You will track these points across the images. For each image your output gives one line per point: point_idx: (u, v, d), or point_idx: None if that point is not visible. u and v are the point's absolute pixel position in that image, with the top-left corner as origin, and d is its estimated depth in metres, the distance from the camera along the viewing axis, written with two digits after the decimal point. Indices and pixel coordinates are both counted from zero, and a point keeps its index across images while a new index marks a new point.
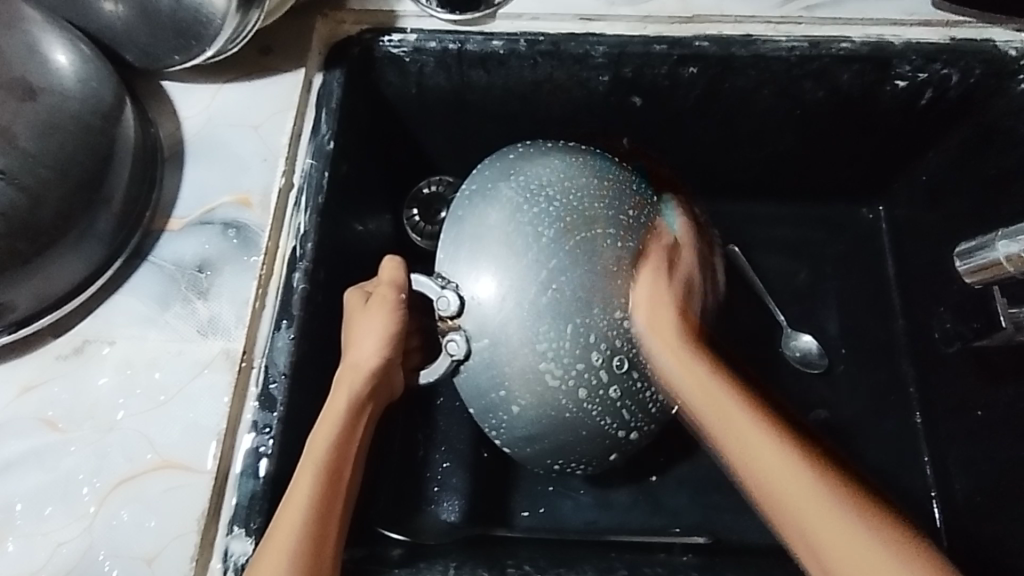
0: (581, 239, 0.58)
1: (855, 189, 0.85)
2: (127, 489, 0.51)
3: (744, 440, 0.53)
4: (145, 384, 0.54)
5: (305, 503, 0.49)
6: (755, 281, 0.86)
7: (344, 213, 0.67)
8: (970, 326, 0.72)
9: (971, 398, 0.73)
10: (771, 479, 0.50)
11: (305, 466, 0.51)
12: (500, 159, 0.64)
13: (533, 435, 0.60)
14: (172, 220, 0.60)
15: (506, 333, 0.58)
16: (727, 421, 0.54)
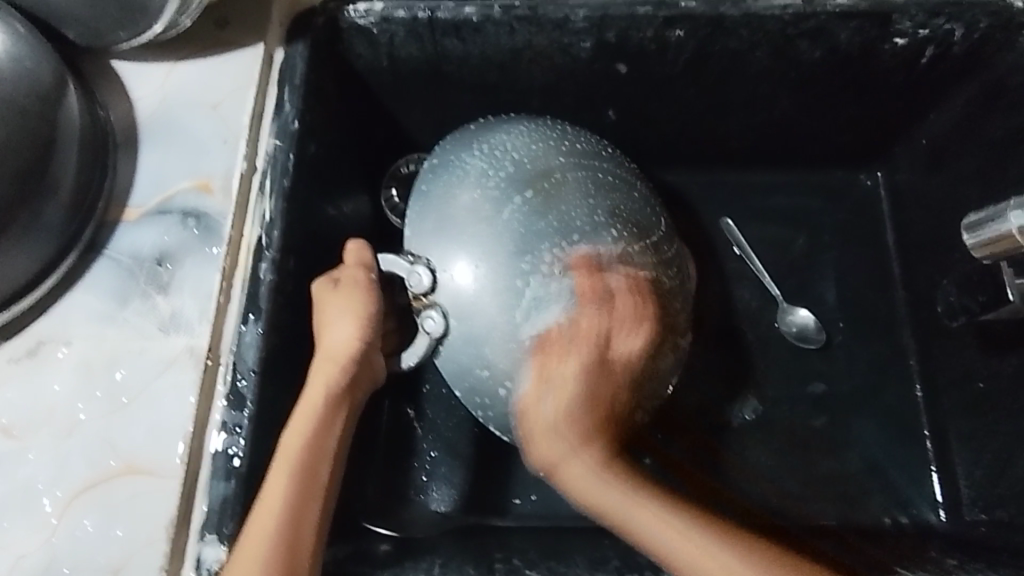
0: (554, 201, 0.56)
1: (854, 155, 0.82)
2: (90, 497, 0.48)
3: (681, 544, 0.48)
4: (106, 385, 0.51)
5: (275, 510, 0.46)
6: (750, 254, 0.83)
7: (315, 197, 0.64)
8: (978, 298, 0.69)
9: (975, 367, 0.70)
10: (638, 524, 0.50)
11: (275, 470, 0.48)
12: (466, 133, 0.63)
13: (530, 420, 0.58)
14: (128, 210, 0.56)
15: (484, 304, 0.56)
16: (675, 530, 0.49)
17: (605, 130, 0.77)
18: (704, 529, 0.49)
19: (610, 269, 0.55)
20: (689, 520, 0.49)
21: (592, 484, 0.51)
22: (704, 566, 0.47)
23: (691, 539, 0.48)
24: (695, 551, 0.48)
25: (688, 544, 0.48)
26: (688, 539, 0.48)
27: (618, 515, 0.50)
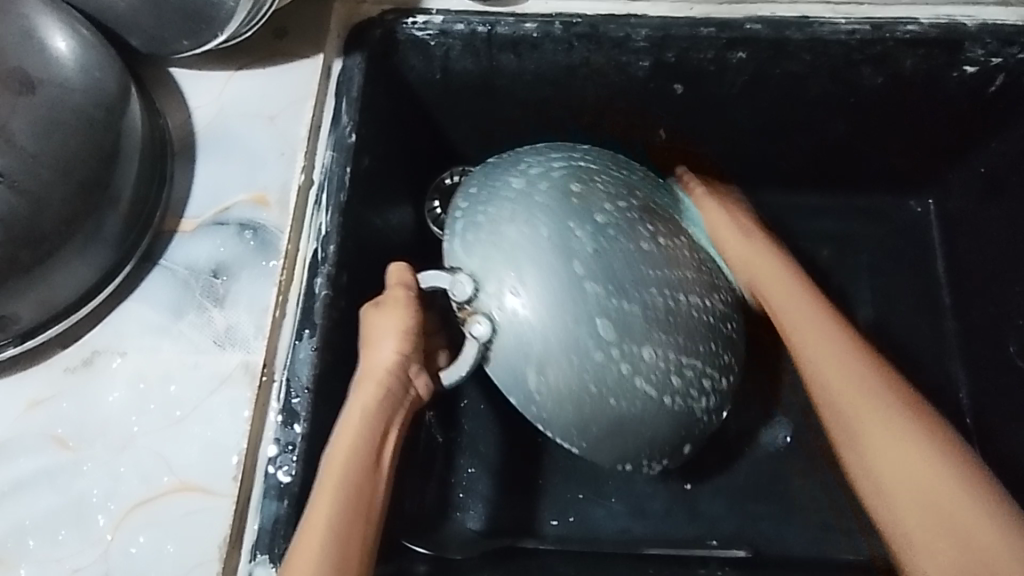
0: (586, 199, 0.56)
1: (906, 181, 0.80)
2: (143, 513, 0.48)
3: (919, 476, 0.48)
4: (160, 399, 0.51)
5: (320, 545, 0.44)
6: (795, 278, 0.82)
7: (366, 211, 0.63)
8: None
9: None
10: (844, 397, 0.52)
11: (314, 506, 0.46)
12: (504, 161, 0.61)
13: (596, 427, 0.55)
14: (184, 221, 0.56)
15: (534, 300, 0.53)
16: (862, 394, 0.52)
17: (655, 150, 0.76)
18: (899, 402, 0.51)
19: (653, 262, 0.55)
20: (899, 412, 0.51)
21: (856, 390, 0.52)
22: (869, 441, 0.50)
23: (890, 428, 0.50)
24: (883, 413, 0.51)
25: (926, 463, 0.48)
26: (935, 472, 0.47)
27: (857, 412, 0.52)
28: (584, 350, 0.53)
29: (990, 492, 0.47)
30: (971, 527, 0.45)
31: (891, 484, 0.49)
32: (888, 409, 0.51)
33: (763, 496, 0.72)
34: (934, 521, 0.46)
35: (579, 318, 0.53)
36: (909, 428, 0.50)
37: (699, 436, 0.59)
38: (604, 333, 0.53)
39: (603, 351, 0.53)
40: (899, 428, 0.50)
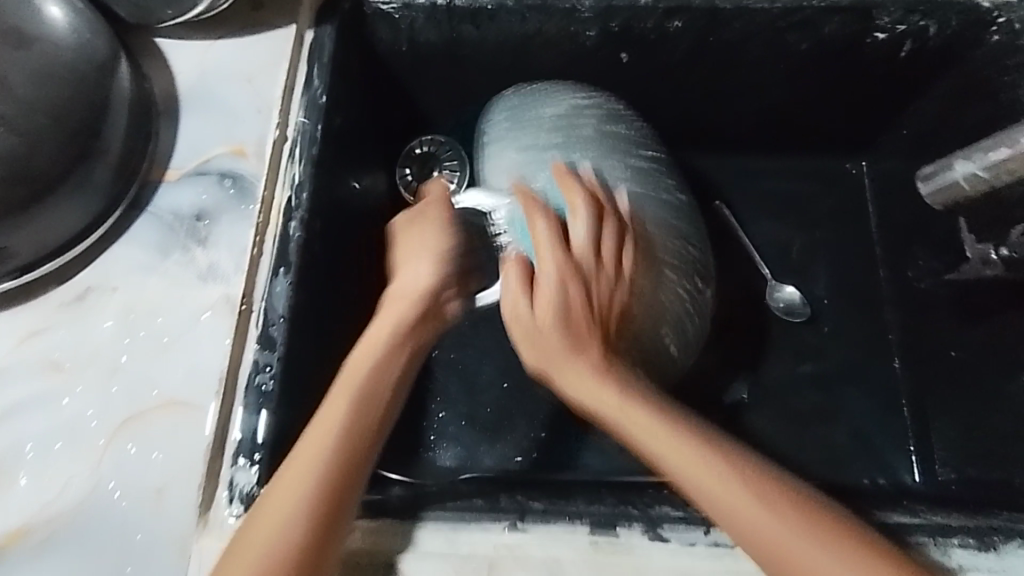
0: (617, 146, 0.68)
1: (840, 145, 0.87)
2: (133, 426, 0.53)
3: (733, 505, 0.47)
4: (148, 328, 0.56)
5: (322, 446, 0.49)
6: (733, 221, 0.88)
7: (339, 168, 0.69)
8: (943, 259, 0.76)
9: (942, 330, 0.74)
10: (704, 480, 0.48)
11: (330, 404, 0.51)
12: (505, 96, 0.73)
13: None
14: (168, 171, 0.61)
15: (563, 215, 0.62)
16: (696, 470, 0.48)
17: None
18: (739, 478, 0.48)
19: (659, 199, 0.66)
20: (739, 474, 0.48)
21: (698, 464, 0.48)
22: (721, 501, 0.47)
23: (738, 506, 0.47)
24: (722, 484, 0.47)
25: (722, 480, 0.47)
26: (725, 490, 0.47)
27: (657, 445, 0.49)
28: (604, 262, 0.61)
29: (767, 498, 0.47)
30: (791, 549, 0.45)
31: (708, 501, 0.47)
32: (671, 433, 0.49)
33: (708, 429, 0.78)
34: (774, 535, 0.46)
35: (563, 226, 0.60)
36: (700, 455, 0.49)
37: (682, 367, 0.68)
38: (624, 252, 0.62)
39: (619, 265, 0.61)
40: (748, 498, 0.47)
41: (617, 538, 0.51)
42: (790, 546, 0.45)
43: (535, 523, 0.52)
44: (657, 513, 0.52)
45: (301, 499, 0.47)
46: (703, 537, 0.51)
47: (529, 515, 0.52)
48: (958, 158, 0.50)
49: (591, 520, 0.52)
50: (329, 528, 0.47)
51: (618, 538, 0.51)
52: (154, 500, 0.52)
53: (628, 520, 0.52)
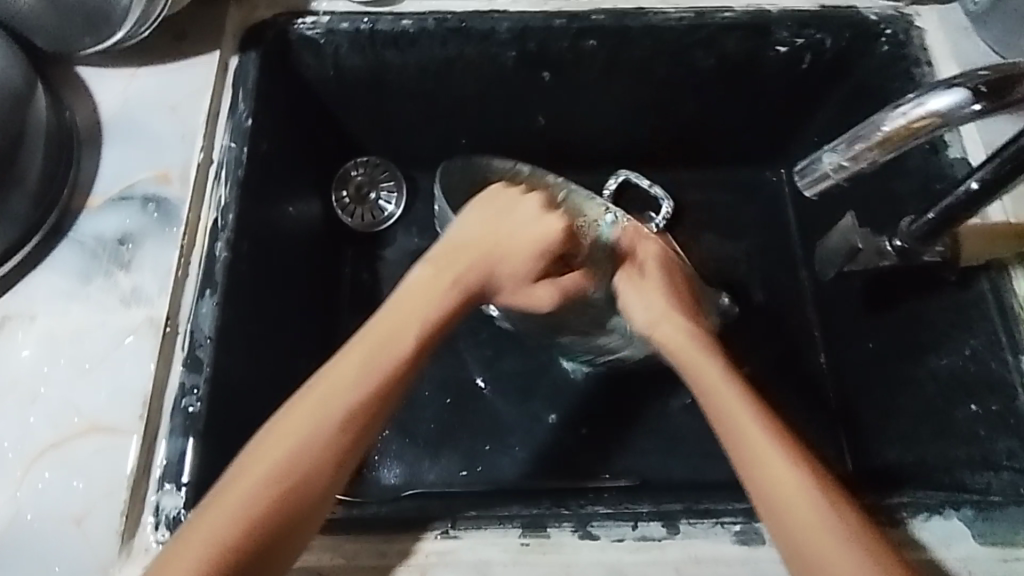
0: None
1: (758, 155, 0.91)
2: (54, 454, 0.52)
3: (794, 497, 0.47)
4: (70, 354, 0.56)
5: (316, 440, 0.47)
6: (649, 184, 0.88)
7: (269, 191, 0.69)
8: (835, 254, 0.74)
9: (859, 321, 0.77)
10: (751, 442, 0.50)
11: (343, 363, 0.49)
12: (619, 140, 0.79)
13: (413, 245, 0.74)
14: (91, 198, 0.61)
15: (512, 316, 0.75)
16: (761, 444, 0.49)
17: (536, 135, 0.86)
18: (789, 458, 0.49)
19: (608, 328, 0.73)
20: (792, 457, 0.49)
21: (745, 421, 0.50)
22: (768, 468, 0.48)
23: (782, 478, 0.48)
24: (777, 458, 0.49)
25: (766, 450, 0.49)
26: (785, 476, 0.48)
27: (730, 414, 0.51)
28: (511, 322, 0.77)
29: (836, 506, 0.47)
30: (828, 551, 0.45)
31: (767, 490, 0.48)
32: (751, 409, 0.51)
33: (647, 432, 0.80)
34: (802, 529, 0.46)
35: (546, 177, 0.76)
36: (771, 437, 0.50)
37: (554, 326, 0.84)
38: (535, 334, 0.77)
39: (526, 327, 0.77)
40: (784, 471, 0.48)
41: (548, 537, 0.52)
42: (836, 550, 0.45)
43: (467, 528, 0.52)
44: (587, 510, 0.52)
45: (256, 487, 0.45)
46: (632, 531, 0.52)
47: (461, 520, 0.52)
48: (823, 149, 0.47)
49: (522, 521, 0.52)
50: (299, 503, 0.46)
51: (549, 537, 0.52)
52: (74, 529, 0.50)
53: (559, 519, 0.52)
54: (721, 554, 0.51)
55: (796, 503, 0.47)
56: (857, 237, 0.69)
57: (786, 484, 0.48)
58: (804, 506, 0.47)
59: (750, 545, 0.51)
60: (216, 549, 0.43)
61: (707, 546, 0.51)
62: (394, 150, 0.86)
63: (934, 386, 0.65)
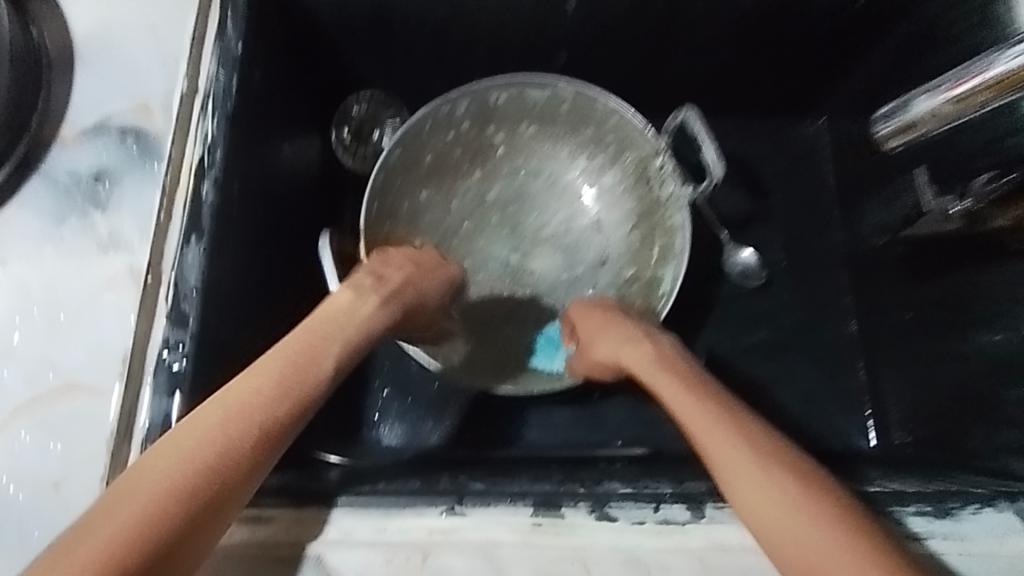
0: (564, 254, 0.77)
1: (798, 102, 0.83)
2: (30, 412, 0.48)
3: (768, 505, 0.45)
4: (43, 304, 0.51)
5: (224, 433, 0.45)
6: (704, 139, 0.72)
7: (263, 128, 0.63)
8: (898, 214, 0.70)
9: (898, 290, 0.71)
10: (721, 456, 0.48)
11: (276, 357, 0.49)
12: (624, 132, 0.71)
13: (427, 154, 0.72)
14: (63, 129, 0.55)
15: (451, 239, 0.76)
16: (738, 463, 0.47)
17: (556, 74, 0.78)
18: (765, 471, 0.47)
19: (546, 287, 0.77)
20: (764, 465, 0.47)
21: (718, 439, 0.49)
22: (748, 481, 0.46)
23: (756, 481, 0.46)
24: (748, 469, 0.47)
25: (738, 463, 0.47)
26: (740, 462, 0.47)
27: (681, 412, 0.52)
28: (454, 222, 0.77)
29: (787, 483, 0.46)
30: (791, 530, 0.44)
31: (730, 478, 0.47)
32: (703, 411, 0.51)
33: None
34: (763, 510, 0.45)
35: (594, 112, 0.70)
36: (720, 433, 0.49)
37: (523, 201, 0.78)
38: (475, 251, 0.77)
39: (475, 229, 0.77)
40: (758, 479, 0.46)
41: (562, 519, 0.48)
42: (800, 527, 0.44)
43: (474, 505, 0.48)
44: (604, 492, 0.50)
45: (171, 473, 0.43)
46: (652, 514, 0.48)
47: (468, 498, 0.49)
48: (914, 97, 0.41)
49: (534, 500, 0.49)
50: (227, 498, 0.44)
51: (562, 518, 0.48)
52: (52, 495, 0.47)
53: (574, 500, 0.49)
54: (746, 544, 0.47)
55: (773, 509, 0.45)
56: (926, 193, 0.64)
57: (762, 490, 0.46)
58: (783, 515, 0.44)
59: None
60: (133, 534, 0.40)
61: (735, 534, 0.47)
62: (401, 85, 0.78)
63: (983, 364, 0.60)
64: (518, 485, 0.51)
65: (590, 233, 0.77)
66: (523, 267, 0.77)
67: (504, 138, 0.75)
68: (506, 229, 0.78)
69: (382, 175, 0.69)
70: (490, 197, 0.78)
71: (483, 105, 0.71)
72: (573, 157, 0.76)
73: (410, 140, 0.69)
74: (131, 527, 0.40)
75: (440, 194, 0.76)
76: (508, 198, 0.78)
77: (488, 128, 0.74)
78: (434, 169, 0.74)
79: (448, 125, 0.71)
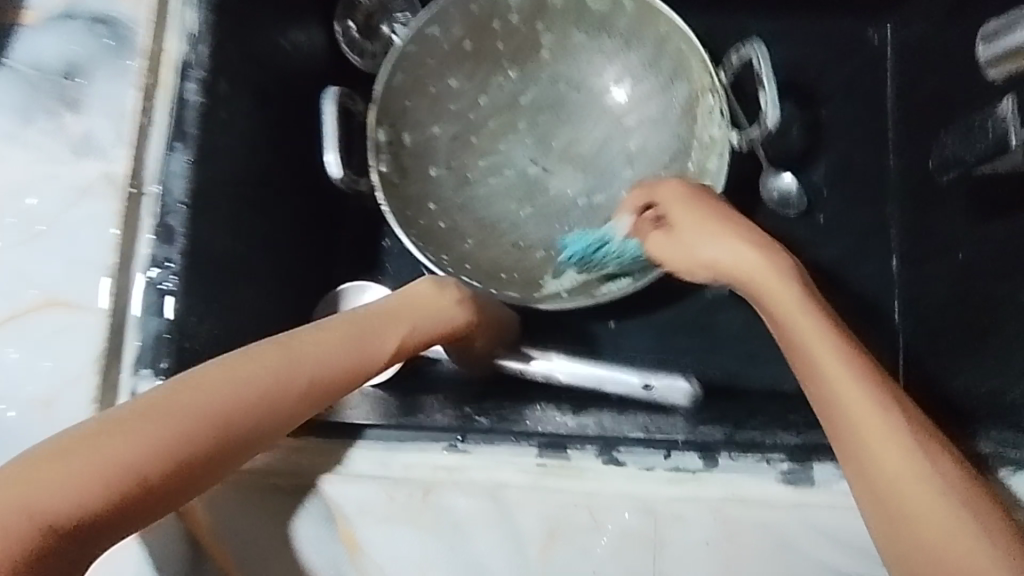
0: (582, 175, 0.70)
1: (865, 3, 0.73)
2: (12, 327, 0.46)
3: (872, 433, 0.38)
4: (17, 212, 0.46)
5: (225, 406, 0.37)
6: (766, 79, 0.63)
7: (258, 17, 0.56)
8: (961, 143, 0.61)
9: (952, 226, 0.64)
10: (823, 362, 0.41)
11: (337, 333, 0.44)
12: (688, 43, 0.64)
13: (469, 41, 0.67)
14: (26, 13, 0.48)
15: (465, 141, 0.70)
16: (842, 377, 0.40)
17: None
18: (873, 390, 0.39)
19: (560, 210, 0.69)
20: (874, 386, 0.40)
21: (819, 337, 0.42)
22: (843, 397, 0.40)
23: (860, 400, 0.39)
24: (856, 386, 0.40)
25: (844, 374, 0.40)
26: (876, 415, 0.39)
27: (802, 335, 0.42)
28: (474, 118, 0.70)
29: (931, 458, 0.38)
30: (909, 497, 0.37)
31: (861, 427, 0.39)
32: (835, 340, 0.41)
33: (681, 333, 0.72)
34: (862, 430, 0.39)
35: (657, 24, 0.64)
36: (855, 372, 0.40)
37: (551, 108, 0.70)
38: (492, 158, 0.70)
39: (493, 129, 0.70)
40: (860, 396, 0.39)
41: (569, 461, 0.46)
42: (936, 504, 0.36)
43: (477, 444, 0.47)
44: (615, 437, 0.47)
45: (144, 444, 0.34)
46: (663, 461, 0.46)
47: (471, 436, 0.47)
48: None
49: (540, 441, 0.47)
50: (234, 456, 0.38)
51: (569, 461, 0.46)
52: (42, 413, 0.45)
53: (581, 443, 0.47)
54: (761, 496, 0.45)
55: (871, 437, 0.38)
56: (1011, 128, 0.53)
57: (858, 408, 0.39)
58: (880, 447, 0.38)
59: (796, 486, 0.45)
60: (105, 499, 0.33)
61: (749, 484, 0.45)
62: None
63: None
64: (525, 424, 0.49)
65: (620, 161, 0.69)
66: (539, 183, 0.70)
67: (551, 43, 0.69)
68: (523, 139, 0.71)
69: (410, 49, 0.64)
70: (521, 102, 0.70)
71: (539, 0, 0.66)
72: (620, 76, 0.69)
73: (452, 18, 0.65)
74: (74, 503, 0.32)
75: (468, 87, 0.69)
76: (543, 106, 0.70)
77: (536, 26, 0.68)
78: (464, 61, 0.68)
79: (495, 13, 0.66)
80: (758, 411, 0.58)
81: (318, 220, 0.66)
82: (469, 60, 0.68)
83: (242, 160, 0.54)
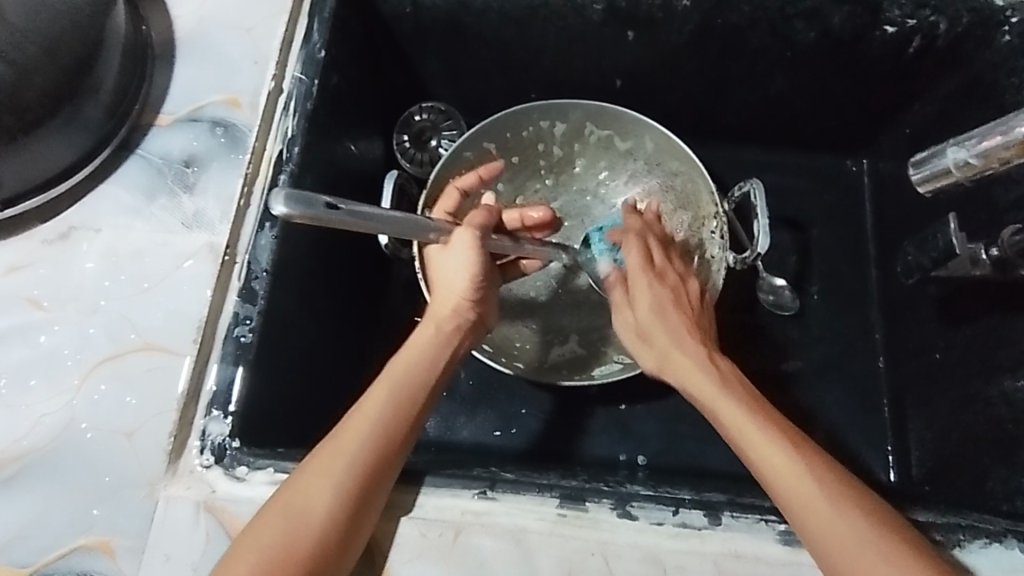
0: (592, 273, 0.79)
1: (843, 141, 0.84)
2: (109, 367, 0.53)
3: (823, 520, 0.46)
4: (130, 271, 0.56)
5: (314, 503, 0.46)
6: (759, 209, 0.70)
7: (334, 127, 0.67)
8: (929, 255, 0.71)
9: (932, 330, 0.72)
10: (770, 466, 0.48)
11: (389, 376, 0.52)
12: (699, 178, 0.74)
13: (515, 155, 0.79)
14: (161, 116, 0.61)
15: None
16: (786, 473, 0.48)
17: (609, 98, 0.82)
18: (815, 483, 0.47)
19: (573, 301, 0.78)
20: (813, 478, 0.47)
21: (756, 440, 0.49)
22: (796, 492, 0.47)
23: (804, 492, 0.47)
24: (795, 477, 0.47)
25: (777, 464, 0.48)
26: (801, 484, 0.47)
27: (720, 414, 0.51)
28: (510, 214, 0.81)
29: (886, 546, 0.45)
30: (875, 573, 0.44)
31: (785, 500, 0.47)
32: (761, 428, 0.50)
33: (687, 418, 0.76)
34: (815, 515, 0.46)
35: (670, 162, 0.76)
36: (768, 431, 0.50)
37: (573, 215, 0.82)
38: None
39: None
40: (805, 487, 0.47)
41: (586, 512, 0.51)
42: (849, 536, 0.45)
43: (504, 492, 0.51)
44: (628, 491, 0.52)
45: (257, 560, 0.44)
46: (672, 517, 0.51)
47: (499, 484, 0.52)
48: (950, 144, 0.46)
49: (561, 493, 0.52)
50: (363, 501, 0.47)
51: (586, 512, 0.51)
52: (125, 442, 0.51)
53: (598, 496, 0.51)
54: (762, 556, 0.49)
55: (826, 525, 0.46)
56: (955, 236, 0.67)
57: (798, 496, 0.47)
58: (837, 532, 0.46)
59: (793, 547, 0.50)
60: (265, 565, 0.44)
61: (750, 544, 0.50)
62: (462, 97, 0.83)
63: (1006, 410, 0.61)
64: (546, 478, 0.54)
65: None
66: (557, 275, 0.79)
67: (584, 164, 0.81)
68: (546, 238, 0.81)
69: (466, 154, 0.75)
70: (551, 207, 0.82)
71: (579, 130, 0.78)
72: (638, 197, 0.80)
73: (504, 138, 0.76)
74: None
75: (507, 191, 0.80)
76: (569, 212, 0.82)
77: (572, 149, 0.80)
78: (507, 171, 0.79)
79: (540, 137, 0.78)
80: (758, 486, 0.62)
81: (365, 292, 0.73)
82: (512, 169, 0.80)
83: (313, 241, 0.63)
